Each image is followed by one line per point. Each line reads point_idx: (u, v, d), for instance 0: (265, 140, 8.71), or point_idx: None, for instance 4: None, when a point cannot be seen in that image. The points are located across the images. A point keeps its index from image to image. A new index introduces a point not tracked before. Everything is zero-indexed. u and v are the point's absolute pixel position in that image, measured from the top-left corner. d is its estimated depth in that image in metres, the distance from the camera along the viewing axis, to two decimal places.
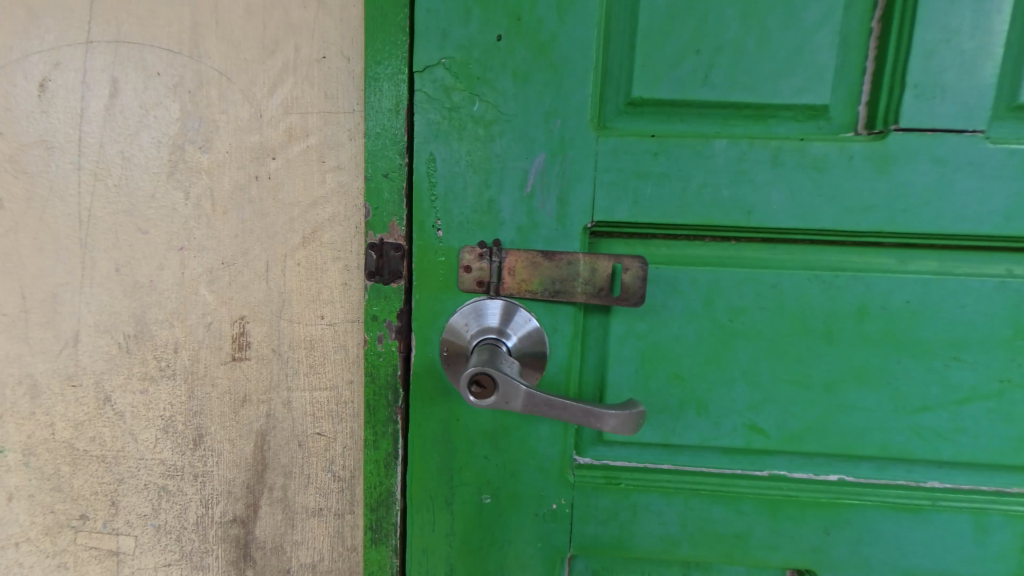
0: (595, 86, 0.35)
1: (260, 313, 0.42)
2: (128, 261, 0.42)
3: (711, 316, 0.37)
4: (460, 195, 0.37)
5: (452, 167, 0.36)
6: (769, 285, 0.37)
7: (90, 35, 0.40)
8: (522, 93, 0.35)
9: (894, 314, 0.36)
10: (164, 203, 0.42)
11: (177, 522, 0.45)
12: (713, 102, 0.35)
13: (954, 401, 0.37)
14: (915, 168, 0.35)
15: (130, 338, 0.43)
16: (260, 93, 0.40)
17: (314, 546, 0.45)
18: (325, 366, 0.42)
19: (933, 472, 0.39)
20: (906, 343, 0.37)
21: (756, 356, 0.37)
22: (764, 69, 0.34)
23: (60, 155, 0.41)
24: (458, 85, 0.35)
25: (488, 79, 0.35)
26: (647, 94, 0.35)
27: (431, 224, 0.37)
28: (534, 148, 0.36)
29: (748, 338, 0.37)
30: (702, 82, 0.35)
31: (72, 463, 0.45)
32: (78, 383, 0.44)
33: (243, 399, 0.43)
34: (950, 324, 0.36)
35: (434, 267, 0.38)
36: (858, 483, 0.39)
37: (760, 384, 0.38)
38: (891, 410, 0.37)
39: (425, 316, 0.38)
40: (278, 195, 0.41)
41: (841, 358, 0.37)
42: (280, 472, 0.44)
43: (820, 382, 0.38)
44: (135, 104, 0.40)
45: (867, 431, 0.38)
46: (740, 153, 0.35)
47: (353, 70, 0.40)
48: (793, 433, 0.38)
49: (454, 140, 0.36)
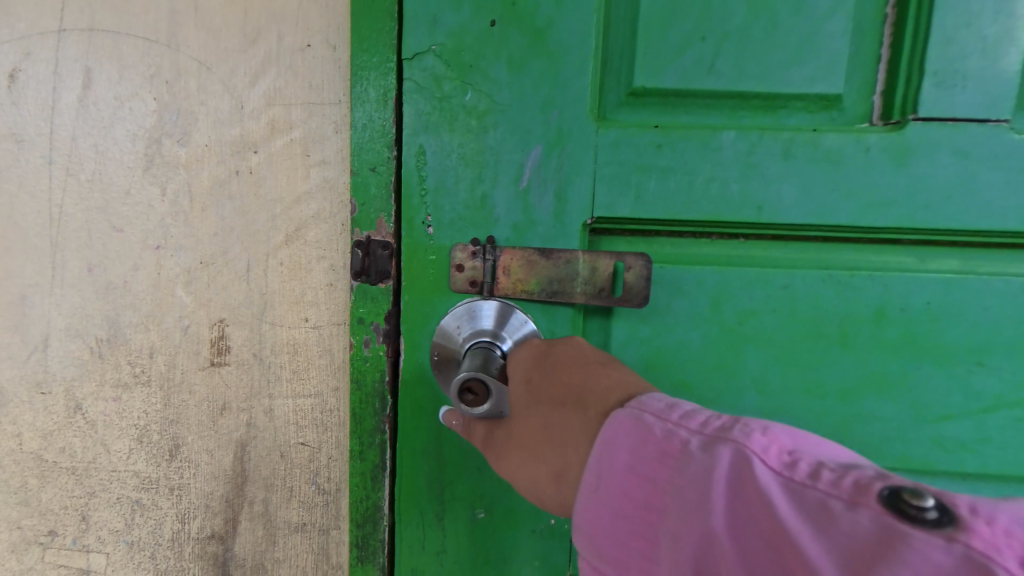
0: (595, 75, 0.33)
1: (240, 315, 0.40)
2: (101, 261, 0.40)
3: (719, 320, 0.35)
4: (451, 191, 0.35)
5: (443, 161, 0.34)
6: (780, 287, 0.34)
7: (62, 23, 0.38)
8: (517, 83, 0.33)
9: (914, 317, 0.34)
10: (139, 200, 0.39)
11: (151, 538, 0.43)
12: (720, 91, 0.33)
13: (979, 410, 0.35)
14: (936, 161, 0.32)
15: (103, 343, 0.41)
16: (241, 84, 0.38)
17: (296, 565, 0.42)
18: (309, 371, 0.40)
19: (957, 486, 0.36)
20: (927, 348, 0.34)
21: (767, 362, 0.35)
22: (774, 57, 0.32)
23: (29, 149, 0.39)
24: (449, 74, 0.33)
25: (481, 67, 0.33)
26: (651, 83, 0.33)
27: (420, 220, 0.35)
28: (530, 141, 0.34)
29: (759, 343, 0.35)
30: (708, 71, 0.33)
31: (40, 476, 0.43)
32: (47, 391, 0.42)
33: (221, 407, 0.41)
34: (974, 327, 0.34)
35: (424, 267, 0.35)
36: None
37: (772, 393, 0.35)
38: (911, 419, 0.35)
39: (413, 320, 0.36)
40: (260, 192, 0.39)
41: (857, 364, 0.35)
42: (261, 484, 0.41)
43: (836, 391, 0.35)
44: (110, 95, 0.38)
45: (887, 442, 0.35)
46: (750, 145, 0.33)
47: (339, 59, 0.37)
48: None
49: (445, 133, 0.34)
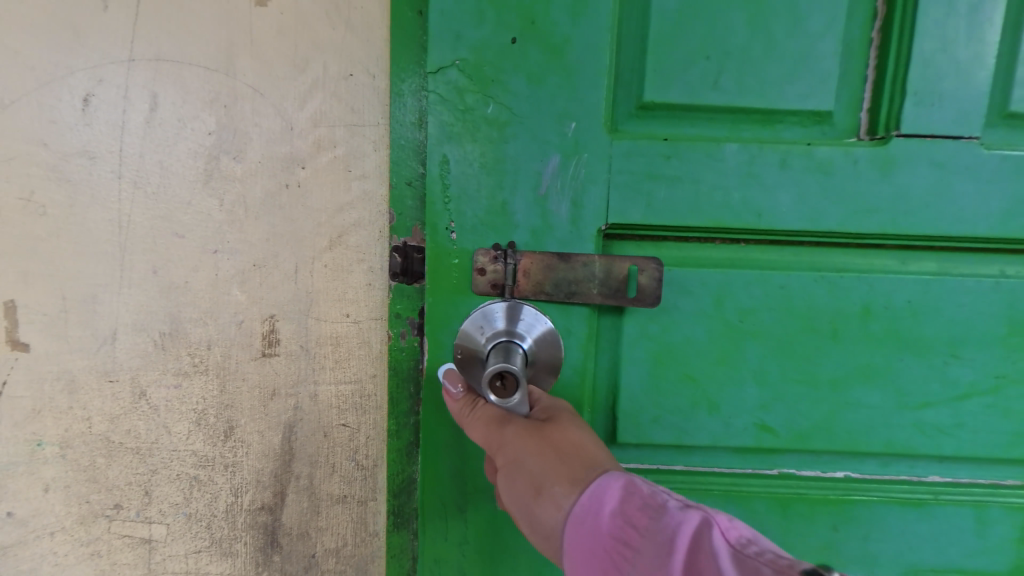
0: (609, 90, 0.39)
1: (288, 311, 0.45)
2: (164, 264, 0.45)
3: (722, 317, 0.40)
4: (473, 197, 0.40)
5: (465, 169, 0.39)
6: (777, 286, 0.40)
7: (131, 53, 0.43)
8: (535, 96, 0.38)
9: (897, 314, 0.40)
10: (199, 210, 0.44)
11: (208, 510, 0.48)
12: (723, 105, 0.39)
13: (955, 398, 0.40)
14: (915, 170, 0.38)
15: (165, 336, 0.46)
16: (290, 108, 0.43)
17: (338, 532, 0.47)
18: (350, 360, 0.45)
19: (933, 466, 0.42)
20: (909, 342, 0.40)
21: (764, 356, 0.41)
22: (770, 75, 0.38)
23: (100, 164, 0.44)
24: (472, 87, 0.38)
25: (502, 80, 0.38)
26: (659, 97, 0.38)
27: (444, 226, 0.40)
28: (548, 150, 0.39)
29: (758, 337, 0.40)
30: (712, 86, 0.38)
31: (107, 455, 0.48)
32: (115, 379, 0.47)
33: (271, 392, 0.46)
34: (950, 323, 0.39)
35: (447, 269, 0.40)
36: (864, 479, 0.43)
37: (770, 384, 0.41)
38: (894, 406, 0.41)
39: (437, 318, 0.41)
40: (306, 202, 0.44)
41: (846, 357, 0.40)
42: (306, 461, 0.47)
43: (828, 380, 0.41)
44: (174, 117, 0.43)
45: (873, 427, 0.41)
46: (751, 155, 0.39)
47: (378, 86, 0.43)
48: (802, 431, 0.41)
49: (467, 143, 0.39)
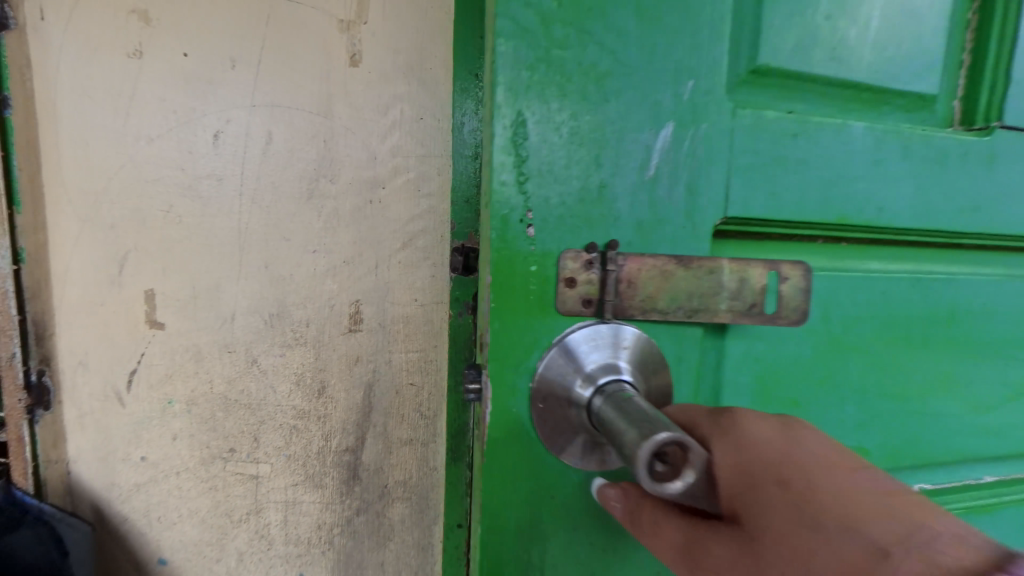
0: (730, 45, 0.38)
1: (370, 297, 0.59)
2: (274, 261, 0.59)
3: (827, 330, 0.45)
4: (562, 176, 0.36)
5: (546, 131, 0.35)
6: (879, 297, 0.47)
7: (252, 101, 0.57)
8: (648, 44, 0.36)
9: (968, 322, 0.50)
10: (302, 219, 0.58)
11: (304, 451, 0.62)
12: (840, 84, 0.42)
13: (1001, 399, 0.53)
14: (1009, 164, 0.48)
15: (274, 316, 0.60)
16: (375, 142, 0.57)
17: (406, 468, 0.62)
18: (418, 334, 0.59)
19: (989, 468, 0.55)
20: (973, 346, 0.51)
21: (863, 368, 0.47)
22: (891, 62, 0.43)
23: (226, 184, 0.58)
24: (560, 18, 0.34)
25: (603, 17, 0.35)
26: (774, 63, 0.39)
27: (519, 219, 0.35)
28: (660, 117, 0.37)
29: (858, 350, 0.46)
30: (832, 58, 0.41)
31: (224, 409, 0.61)
32: (233, 349, 0.60)
33: (356, 359, 0.60)
34: (1000, 330, 0.51)
35: (526, 280, 0.36)
36: (937, 488, 0.53)
37: (867, 395, 0.48)
38: (960, 404, 0.51)
39: (512, 345, 0.37)
40: (385, 213, 0.58)
41: (927, 362, 0.49)
42: (382, 412, 0.61)
43: (916, 386, 0.49)
44: (284, 149, 0.57)
45: (944, 425, 0.51)
46: (877, 140, 0.43)
47: (441, 127, 0.57)
48: (894, 442, 0.49)
49: (552, 99, 0.35)
